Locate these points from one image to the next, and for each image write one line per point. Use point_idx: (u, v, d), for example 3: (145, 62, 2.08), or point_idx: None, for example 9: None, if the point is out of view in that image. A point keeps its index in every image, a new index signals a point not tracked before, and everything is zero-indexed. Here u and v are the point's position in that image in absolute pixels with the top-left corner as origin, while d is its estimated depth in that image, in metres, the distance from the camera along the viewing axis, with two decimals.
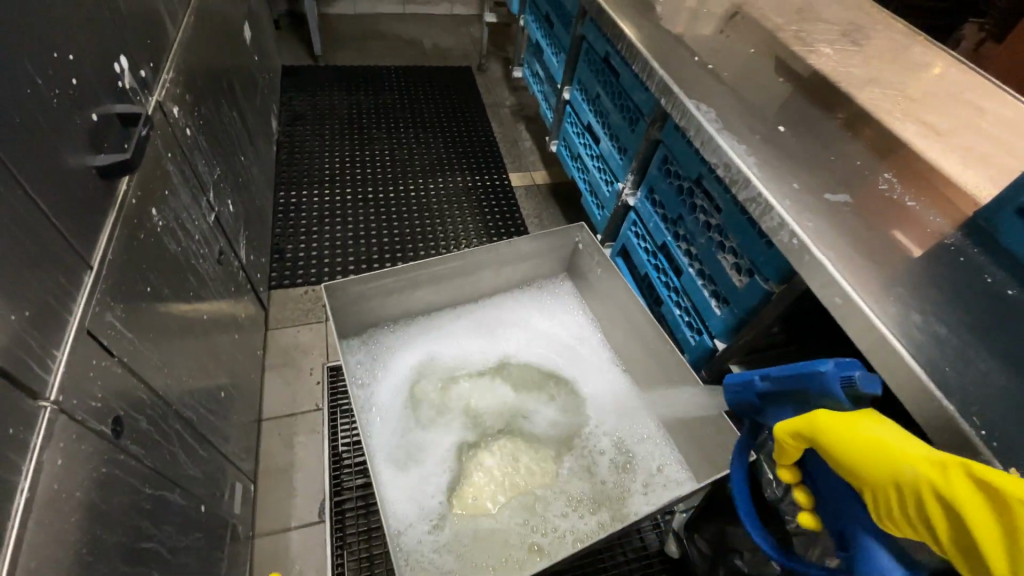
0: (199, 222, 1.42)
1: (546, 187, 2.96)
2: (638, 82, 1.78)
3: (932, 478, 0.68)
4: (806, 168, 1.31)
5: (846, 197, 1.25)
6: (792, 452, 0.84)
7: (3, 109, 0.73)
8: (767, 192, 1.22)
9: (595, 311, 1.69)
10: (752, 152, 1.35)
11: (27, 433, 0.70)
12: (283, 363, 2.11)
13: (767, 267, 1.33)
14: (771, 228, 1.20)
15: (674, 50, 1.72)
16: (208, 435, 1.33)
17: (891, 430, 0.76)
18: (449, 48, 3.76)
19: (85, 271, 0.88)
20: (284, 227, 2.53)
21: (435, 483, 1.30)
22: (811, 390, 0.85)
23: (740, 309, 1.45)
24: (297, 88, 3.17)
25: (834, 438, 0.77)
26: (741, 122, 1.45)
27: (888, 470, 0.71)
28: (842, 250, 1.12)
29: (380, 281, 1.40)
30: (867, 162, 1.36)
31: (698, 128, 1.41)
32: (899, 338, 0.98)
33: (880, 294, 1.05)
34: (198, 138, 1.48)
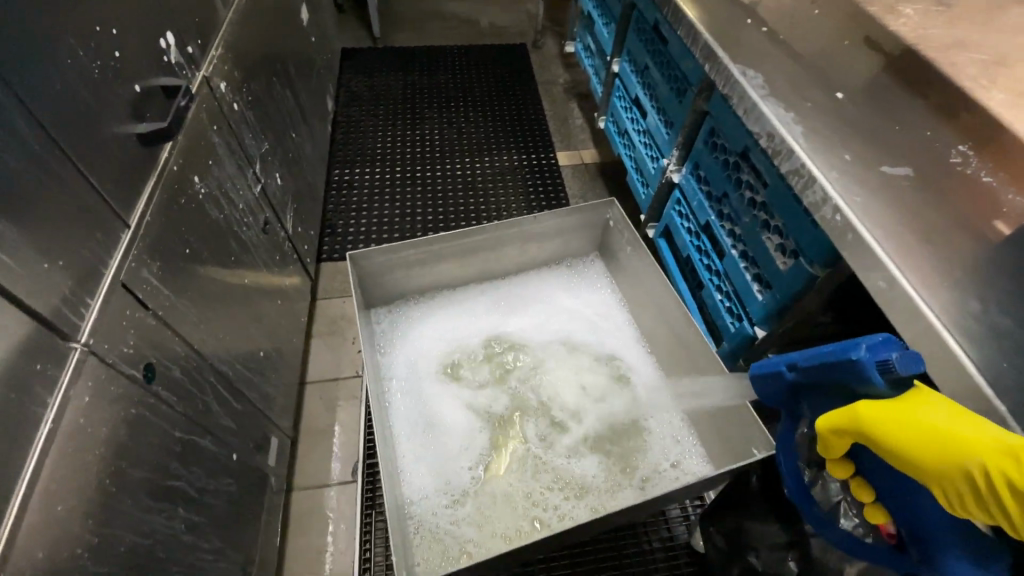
0: (244, 192, 1.51)
1: (595, 166, 2.88)
2: (686, 48, 1.66)
3: (1005, 469, 0.60)
4: (863, 139, 1.17)
5: (907, 170, 1.11)
6: (840, 447, 0.76)
7: (43, 77, 0.81)
8: (812, 163, 1.10)
9: (623, 291, 1.64)
10: (801, 120, 1.21)
11: (56, 370, 0.78)
12: (328, 331, 2.22)
13: (812, 248, 1.20)
14: (814, 203, 1.08)
15: (727, 12, 1.58)
16: (246, 391, 1.43)
17: (946, 413, 0.69)
18: (506, 26, 3.72)
19: (123, 230, 0.97)
20: (337, 203, 2.65)
21: (452, 454, 1.32)
22: (847, 380, 0.77)
23: (782, 295, 1.33)
24: (356, 70, 3.27)
25: (887, 429, 0.69)
26: (794, 89, 1.31)
27: (952, 462, 0.64)
28: (893, 229, 0.99)
29: (403, 253, 1.43)
30: (938, 134, 1.22)
31: (741, 95, 1.29)
32: (951, 329, 0.85)
33: (935, 279, 0.92)
34: (246, 113, 1.57)
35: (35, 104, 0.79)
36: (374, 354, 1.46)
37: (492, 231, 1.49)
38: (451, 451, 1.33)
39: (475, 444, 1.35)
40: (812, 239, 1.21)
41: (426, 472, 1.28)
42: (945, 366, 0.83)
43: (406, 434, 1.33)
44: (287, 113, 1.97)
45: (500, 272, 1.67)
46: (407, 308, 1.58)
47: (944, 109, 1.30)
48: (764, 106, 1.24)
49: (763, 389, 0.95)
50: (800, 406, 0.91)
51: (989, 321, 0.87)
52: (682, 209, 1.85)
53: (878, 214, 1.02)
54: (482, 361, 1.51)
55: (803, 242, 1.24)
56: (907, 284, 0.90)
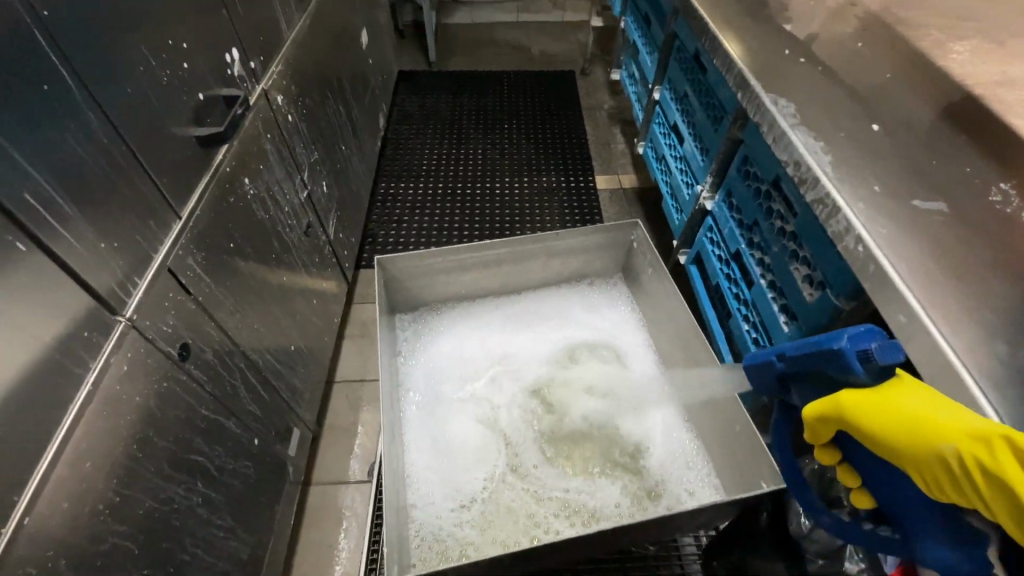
0: (290, 196, 1.63)
1: (633, 191, 2.89)
2: (722, 76, 1.66)
3: (977, 454, 0.61)
4: (896, 172, 1.14)
5: (941, 205, 1.08)
6: (824, 435, 0.77)
7: (118, 83, 0.93)
8: (838, 193, 1.08)
9: (645, 314, 1.63)
10: (832, 149, 1.19)
11: (100, 338, 0.87)
12: (360, 334, 2.32)
13: (837, 280, 1.16)
14: (837, 232, 1.06)
15: (766, 43, 1.59)
16: (274, 381, 1.52)
17: (928, 403, 0.70)
18: (556, 54, 3.83)
19: (174, 220, 1.07)
20: (380, 214, 2.78)
21: (460, 461, 1.34)
22: (829, 369, 0.78)
23: (808, 327, 1.28)
24: (410, 91, 3.46)
25: (865, 415, 0.71)
26: (827, 119, 1.29)
27: (926, 447, 0.65)
28: (919, 263, 0.96)
29: (427, 262, 1.49)
30: (980, 169, 1.18)
31: (771, 123, 1.28)
32: (970, 369, 0.82)
33: (959, 316, 0.89)
34: (299, 124, 1.71)
35: (110, 105, 0.91)
36: (394, 358, 1.51)
37: (516, 246, 1.53)
38: (459, 457, 1.35)
39: (483, 454, 1.36)
40: (837, 271, 1.18)
41: (433, 477, 1.31)
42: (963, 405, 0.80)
43: (417, 439, 1.37)
44: (339, 127, 2.12)
45: (522, 287, 1.71)
46: (429, 318, 1.64)
47: (991, 146, 1.24)
48: (794, 134, 1.23)
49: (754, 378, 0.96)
50: (789, 396, 0.91)
51: (1017, 365, 0.83)
52: (713, 235, 1.83)
53: (904, 248, 0.99)
54: (497, 373, 1.53)
55: (829, 273, 1.20)
56: (927, 319, 0.87)
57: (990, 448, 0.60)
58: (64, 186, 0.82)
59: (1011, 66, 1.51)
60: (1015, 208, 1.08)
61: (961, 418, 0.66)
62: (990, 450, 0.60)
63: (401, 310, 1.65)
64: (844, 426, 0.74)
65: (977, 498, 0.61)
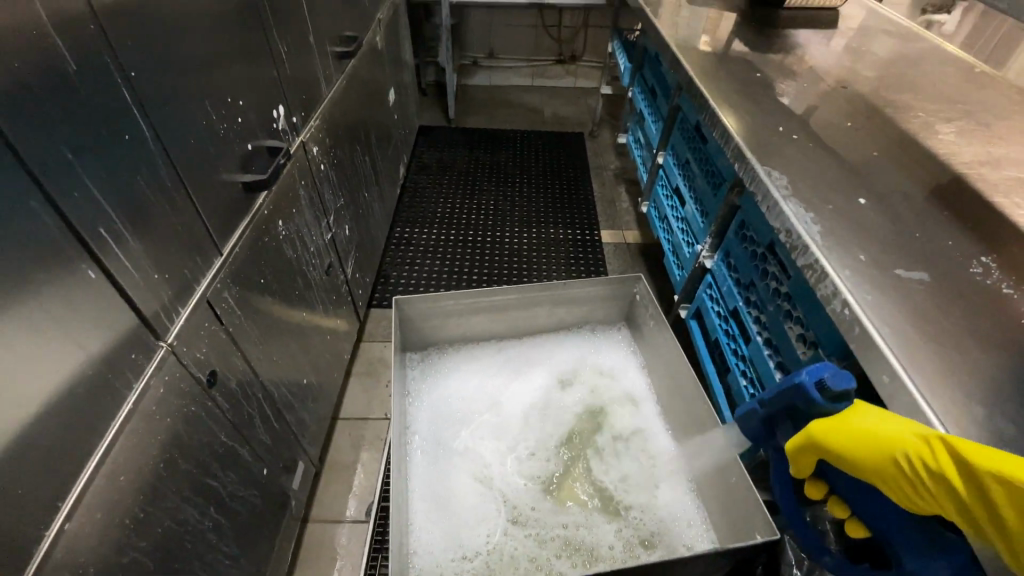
0: (316, 238, 1.74)
1: (637, 247, 3.01)
2: (721, 147, 1.81)
3: (921, 455, 0.77)
4: (879, 243, 1.25)
5: (922, 275, 1.17)
6: (805, 462, 0.94)
7: (185, 134, 1.05)
8: (826, 259, 1.17)
9: (646, 363, 1.70)
10: (820, 220, 1.30)
11: (144, 360, 0.95)
12: (367, 372, 2.37)
13: (829, 341, 1.25)
14: (826, 295, 1.15)
15: (761, 120, 1.74)
16: (286, 413, 1.57)
17: (877, 416, 0.87)
18: (567, 116, 4.09)
19: (216, 256, 1.17)
20: (393, 257, 2.89)
21: (463, 503, 1.37)
22: (800, 402, 0.96)
23: None
24: (428, 144, 3.67)
25: (832, 437, 0.87)
26: (816, 192, 1.42)
27: (884, 456, 0.81)
28: (900, 328, 1.04)
29: (441, 303, 1.57)
30: (960, 244, 1.27)
31: (765, 193, 1.40)
32: (947, 427, 0.88)
33: (937, 378, 0.96)
34: (330, 173, 1.85)
35: (177, 153, 1.03)
36: (403, 397, 1.56)
37: (525, 293, 1.62)
38: (462, 499, 1.38)
39: (486, 496, 1.39)
40: (829, 332, 1.26)
41: (436, 519, 1.33)
42: None
43: (422, 479, 1.40)
44: (363, 176, 2.27)
45: (528, 331, 1.78)
46: (437, 358, 1.70)
47: (967, 222, 1.35)
48: (786, 204, 1.34)
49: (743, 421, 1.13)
50: (775, 437, 1.07)
51: (993, 427, 0.89)
52: (713, 290, 1.92)
53: (886, 312, 1.07)
54: (502, 416, 1.58)
55: (822, 333, 1.28)
56: (910, 380, 0.95)
57: (928, 449, 0.77)
58: (132, 223, 0.92)
59: (987, 151, 1.64)
60: (993, 280, 1.17)
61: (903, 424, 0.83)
62: (928, 452, 0.76)
63: (411, 350, 1.71)
64: (821, 453, 0.90)
65: (929, 493, 0.76)
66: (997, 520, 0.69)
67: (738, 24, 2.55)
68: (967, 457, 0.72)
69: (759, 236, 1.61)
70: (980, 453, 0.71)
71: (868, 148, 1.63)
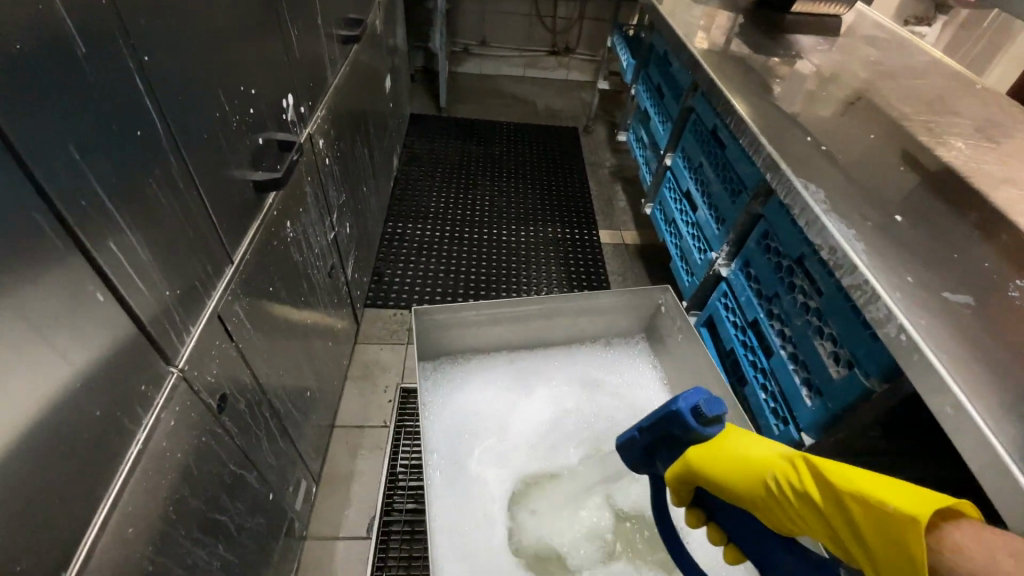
0: (320, 237, 1.61)
1: (636, 248, 2.97)
2: (746, 153, 1.76)
3: (788, 476, 0.90)
4: (923, 262, 1.22)
5: (968, 298, 1.14)
6: (681, 491, 1.04)
7: (196, 128, 0.92)
8: (876, 280, 1.14)
9: (667, 375, 1.65)
10: (862, 237, 1.27)
11: (154, 391, 0.83)
12: (362, 377, 2.25)
13: (868, 359, 1.16)
14: (877, 318, 1.11)
15: (786, 128, 1.70)
16: (289, 429, 1.45)
17: (748, 443, 0.99)
18: (560, 110, 3.99)
19: (227, 265, 1.05)
20: (386, 253, 2.76)
21: (487, 530, 1.30)
22: (679, 430, 0.99)
23: (834, 404, 1.25)
24: (419, 134, 3.52)
25: (711, 467, 0.97)
26: (852, 207, 1.38)
27: (756, 479, 0.94)
28: (958, 354, 1.01)
29: (462, 313, 1.48)
30: (996, 265, 1.23)
31: (804, 207, 1.36)
32: (1021, 464, 0.85)
33: (1002, 409, 0.93)
34: (333, 167, 1.71)
35: (189, 151, 0.90)
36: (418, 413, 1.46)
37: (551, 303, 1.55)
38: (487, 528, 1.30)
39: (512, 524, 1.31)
40: (867, 347, 1.18)
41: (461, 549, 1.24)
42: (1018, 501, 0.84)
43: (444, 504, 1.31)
44: (362, 169, 2.12)
45: (546, 341, 1.70)
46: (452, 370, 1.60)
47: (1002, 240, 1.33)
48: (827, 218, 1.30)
49: (627, 452, 1.10)
50: (653, 463, 1.08)
51: None
52: (735, 303, 1.84)
53: (942, 338, 1.04)
54: (523, 434, 1.50)
55: (858, 349, 1.20)
56: (977, 414, 0.91)
57: (794, 471, 0.90)
58: (144, 233, 0.80)
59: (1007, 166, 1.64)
60: None
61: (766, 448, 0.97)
62: (793, 474, 0.89)
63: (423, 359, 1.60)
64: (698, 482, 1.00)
65: (797, 512, 0.88)
66: (857, 538, 0.80)
67: (747, 25, 2.51)
68: (823, 475, 0.85)
69: (787, 247, 1.55)
70: (834, 473, 0.83)
71: (894, 159, 1.60)
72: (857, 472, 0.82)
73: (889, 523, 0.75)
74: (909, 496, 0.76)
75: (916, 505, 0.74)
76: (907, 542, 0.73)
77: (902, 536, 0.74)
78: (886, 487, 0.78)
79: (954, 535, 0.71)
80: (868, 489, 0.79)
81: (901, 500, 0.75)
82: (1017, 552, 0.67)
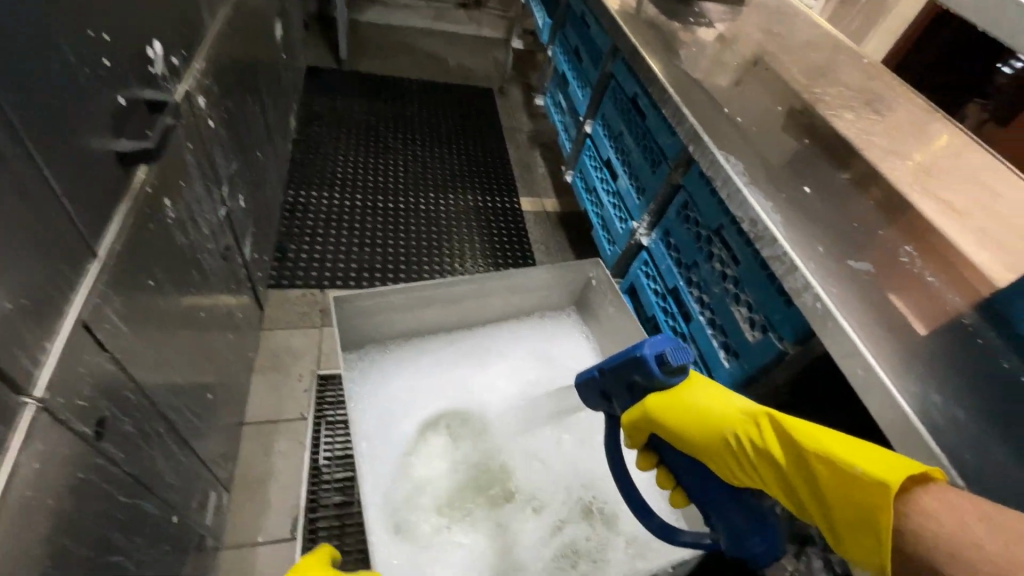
0: (210, 215, 1.37)
1: (556, 216, 2.96)
2: (665, 124, 1.78)
3: (750, 434, 0.97)
4: (831, 232, 1.30)
5: (868, 265, 1.21)
6: (637, 438, 1.11)
7: (28, 82, 0.70)
8: (793, 251, 1.20)
9: (599, 345, 1.66)
10: (778, 208, 1.33)
11: (5, 432, 0.65)
12: (271, 366, 2.04)
13: (782, 325, 1.23)
14: (794, 288, 1.17)
15: (704, 98, 1.72)
16: (190, 439, 1.26)
17: (713, 397, 1.06)
18: (473, 68, 3.80)
19: (90, 259, 0.84)
20: (290, 226, 2.49)
21: (433, 523, 1.22)
22: (637, 375, 1.03)
23: (749, 365, 1.33)
24: (320, 90, 3.17)
25: (674, 418, 1.04)
26: (768, 179, 1.43)
27: (717, 434, 1.00)
28: (864, 319, 1.10)
29: (387, 297, 1.37)
30: (888, 232, 1.33)
31: (726, 180, 1.38)
32: (919, 418, 0.95)
33: (902, 369, 1.02)
34: (220, 131, 1.45)
35: (22, 114, 0.68)
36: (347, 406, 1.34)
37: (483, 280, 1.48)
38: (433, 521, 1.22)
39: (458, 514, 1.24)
40: (783, 313, 1.24)
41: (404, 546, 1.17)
42: (917, 451, 0.93)
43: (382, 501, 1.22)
44: (255, 131, 1.84)
45: (481, 321, 1.63)
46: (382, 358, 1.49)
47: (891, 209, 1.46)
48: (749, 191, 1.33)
49: (586, 392, 1.13)
50: (609, 404, 1.12)
51: (952, 413, 0.97)
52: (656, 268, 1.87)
53: (854, 305, 1.12)
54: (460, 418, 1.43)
55: (774, 314, 1.26)
56: (883, 375, 0.99)
57: (756, 428, 0.97)
58: None
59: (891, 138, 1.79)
60: (920, 269, 1.23)
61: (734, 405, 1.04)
62: (764, 433, 0.96)
63: (347, 349, 1.48)
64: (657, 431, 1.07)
65: (755, 468, 0.96)
66: (816, 495, 0.88)
67: None
68: (791, 436, 0.91)
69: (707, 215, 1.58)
70: (805, 434, 0.90)
71: (801, 130, 1.68)
72: (826, 434, 0.88)
73: (853, 485, 0.81)
74: (882, 462, 0.82)
75: (885, 472, 0.79)
76: (869, 505, 0.79)
77: (866, 499, 0.80)
78: (858, 453, 0.84)
79: (921, 500, 0.75)
80: (834, 450, 0.85)
81: (868, 463, 0.81)
82: (987, 517, 0.70)
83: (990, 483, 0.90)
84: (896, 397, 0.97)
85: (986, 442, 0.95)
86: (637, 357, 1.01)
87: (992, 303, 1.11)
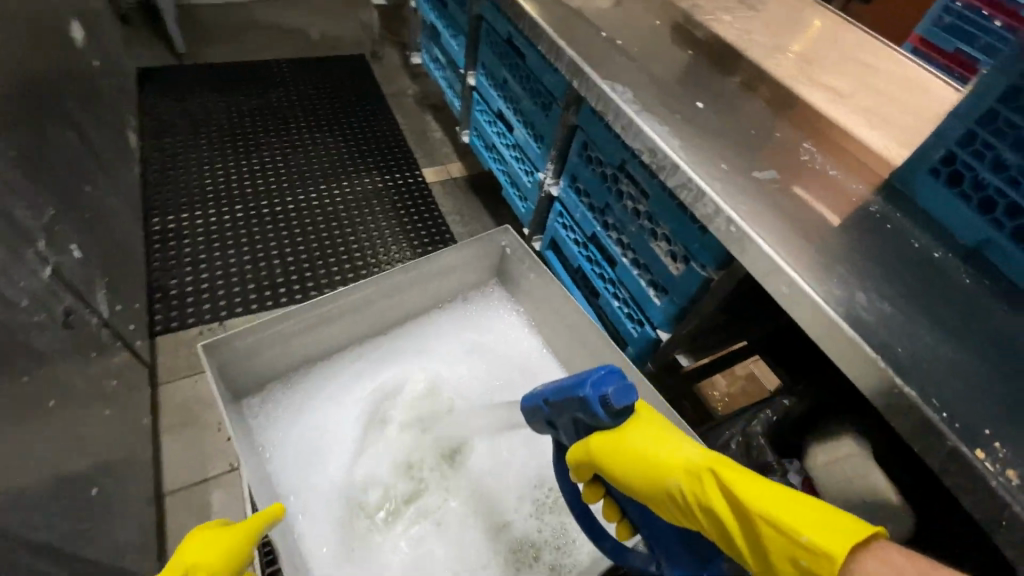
0: (27, 282, 1.12)
1: (463, 180, 2.78)
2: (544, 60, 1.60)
3: (693, 488, 0.89)
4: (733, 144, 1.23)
5: (774, 172, 1.17)
6: (583, 473, 1.03)
7: None
8: (698, 176, 1.12)
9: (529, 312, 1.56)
10: (676, 131, 1.24)
11: None
12: (182, 422, 1.81)
13: (702, 253, 1.17)
14: (706, 214, 1.10)
15: (579, 23, 1.58)
16: (77, 549, 1.06)
17: (659, 441, 0.96)
18: (339, 35, 3.42)
19: None
20: (164, 259, 2.17)
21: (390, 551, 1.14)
22: (580, 414, 0.99)
23: (678, 298, 1.27)
24: (160, 93, 2.73)
25: (614, 464, 0.96)
26: (660, 100, 1.33)
27: (659, 486, 0.92)
28: (780, 231, 1.04)
29: (279, 326, 1.22)
30: (787, 133, 1.28)
31: (618, 112, 1.28)
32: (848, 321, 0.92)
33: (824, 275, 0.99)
34: (13, 176, 1.16)
35: None
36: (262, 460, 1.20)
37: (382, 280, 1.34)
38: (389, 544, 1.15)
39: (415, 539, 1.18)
40: (694, 238, 1.19)
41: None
42: (852, 356, 0.91)
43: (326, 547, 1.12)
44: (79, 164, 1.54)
45: (396, 316, 1.48)
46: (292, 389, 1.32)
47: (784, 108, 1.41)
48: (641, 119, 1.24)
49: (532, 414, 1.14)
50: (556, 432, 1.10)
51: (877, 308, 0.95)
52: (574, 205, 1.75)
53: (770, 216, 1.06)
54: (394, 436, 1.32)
55: (687, 240, 1.21)
56: (808, 287, 0.95)
57: (700, 482, 0.88)
58: None
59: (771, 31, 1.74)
60: (822, 165, 1.19)
61: (684, 452, 0.93)
62: (705, 484, 0.87)
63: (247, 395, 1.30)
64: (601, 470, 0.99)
65: (697, 522, 0.89)
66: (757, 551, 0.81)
67: None
68: (734, 495, 0.83)
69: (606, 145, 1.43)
70: (749, 494, 0.81)
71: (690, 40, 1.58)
72: (769, 492, 0.80)
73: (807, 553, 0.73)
74: (825, 522, 0.74)
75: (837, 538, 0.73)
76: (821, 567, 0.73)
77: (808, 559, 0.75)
78: (799, 513, 0.77)
79: (864, 565, 0.69)
80: (776, 513, 0.78)
81: (815, 530, 0.74)
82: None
83: (928, 372, 0.88)
84: (828, 307, 0.92)
85: (918, 334, 0.92)
86: (581, 396, 0.95)
87: (894, 183, 1.09)
